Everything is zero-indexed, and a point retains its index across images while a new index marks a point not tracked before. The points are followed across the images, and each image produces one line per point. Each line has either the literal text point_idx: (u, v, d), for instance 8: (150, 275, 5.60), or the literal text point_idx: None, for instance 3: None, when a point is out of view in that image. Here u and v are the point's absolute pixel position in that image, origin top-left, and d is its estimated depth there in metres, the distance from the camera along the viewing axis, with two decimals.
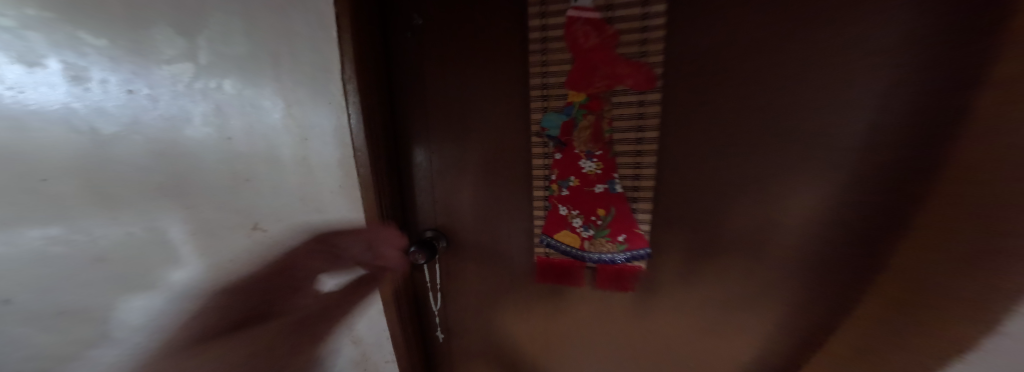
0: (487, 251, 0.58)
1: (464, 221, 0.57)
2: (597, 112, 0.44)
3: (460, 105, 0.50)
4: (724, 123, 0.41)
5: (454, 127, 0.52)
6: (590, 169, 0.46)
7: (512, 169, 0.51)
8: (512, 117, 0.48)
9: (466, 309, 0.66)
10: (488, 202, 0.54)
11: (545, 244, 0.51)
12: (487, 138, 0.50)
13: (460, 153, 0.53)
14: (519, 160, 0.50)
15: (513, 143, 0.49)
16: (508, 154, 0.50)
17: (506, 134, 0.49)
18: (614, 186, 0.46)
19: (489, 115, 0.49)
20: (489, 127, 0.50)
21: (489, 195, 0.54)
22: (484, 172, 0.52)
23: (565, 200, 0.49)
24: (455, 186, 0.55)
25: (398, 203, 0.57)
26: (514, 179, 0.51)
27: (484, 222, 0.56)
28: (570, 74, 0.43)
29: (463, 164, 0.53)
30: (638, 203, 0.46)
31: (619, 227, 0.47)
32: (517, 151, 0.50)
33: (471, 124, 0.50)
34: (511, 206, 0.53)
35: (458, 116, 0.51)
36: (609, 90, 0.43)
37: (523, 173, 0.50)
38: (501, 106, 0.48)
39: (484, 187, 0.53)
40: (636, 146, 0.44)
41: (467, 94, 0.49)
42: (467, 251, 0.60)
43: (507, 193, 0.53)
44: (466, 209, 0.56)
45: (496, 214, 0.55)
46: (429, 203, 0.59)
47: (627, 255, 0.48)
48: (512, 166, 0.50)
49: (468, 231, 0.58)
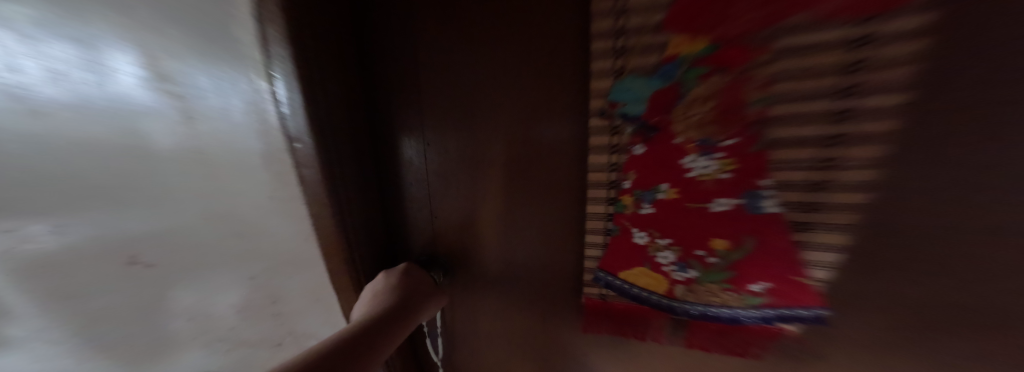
0: (511, 293, 0.38)
1: (472, 248, 0.38)
2: (743, 70, 0.18)
3: (452, 71, 0.30)
4: (939, 129, 0.16)
5: (448, 108, 0.31)
6: (704, 173, 0.22)
7: (545, 176, 0.30)
8: (541, 90, 0.27)
9: (479, 361, 0.47)
10: (503, 225, 0.35)
11: (602, 284, 0.31)
12: (498, 126, 0.30)
13: (462, 148, 0.32)
14: (556, 163, 0.29)
15: (543, 132, 0.29)
16: (534, 152, 0.30)
17: (530, 118, 0.29)
18: (761, 201, 0.21)
19: (501, 85, 0.29)
20: (503, 108, 0.29)
21: (506, 215, 0.34)
22: (497, 179, 0.32)
23: (649, 223, 0.24)
24: (455, 198, 0.35)
25: (376, 224, 0.37)
26: (545, 192, 0.31)
27: (499, 253, 0.36)
28: (672, 9, 0.19)
29: (466, 167, 0.33)
30: (817, 236, 0.21)
31: (761, 271, 0.23)
32: (553, 146, 0.29)
33: (484, 96, 0.30)
34: (538, 236, 0.33)
35: (456, 89, 0.30)
36: (775, 31, 0.17)
37: (562, 184, 0.30)
38: (521, 69, 0.27)
39: (504, 199, 0.33)
40: (858, 131, 0.17)
41: (463, 52, 0.29)
42: (475, 288, 0.41)
43: (546, 207, 0.32)
44: (478, 234, 0.36)
45: (518, 244, 0.35)
46: (420, 221, 0.39)
47: (780, 313, 0.25)
48: (543, 171, 0.30)
49: (476, 264, 0.39)
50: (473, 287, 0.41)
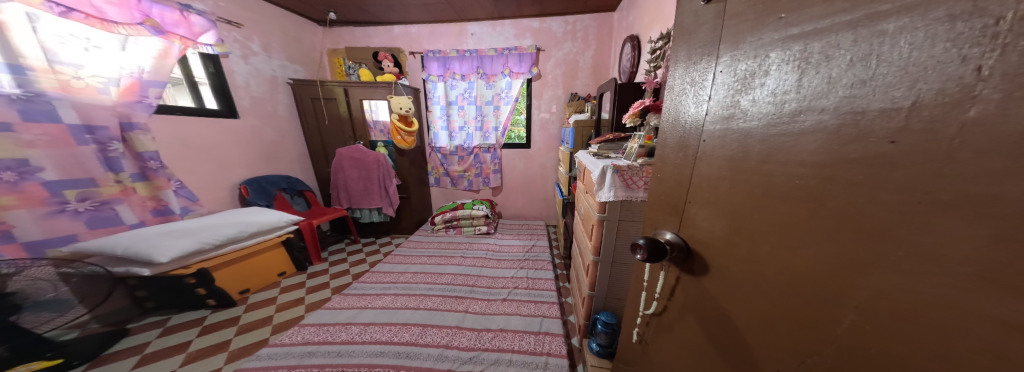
0: (720, 363, 0.21)
1: (698, 296, 0.22)
2: None
3: (726, 57, 0.19)
4: None
5: (771, 72, 0.16)
6: None
7: (933, 251, 0.10)
8: (961, 49, 0.09)
9: None
10: (765, 290, 0.17)
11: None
12: (808, 130, 0.15)
13: (724, 158, 0.19)
14: (976, 238, 0.09)
15: (922, 153, 0.10)
16: (886, 176, 0.12)
17: (894, 116, 0.11)
18: None
19: (830, 61, 0.14)
20: (928, 50, 0.10)
21: (770, 280, 0.17)
22: (777, 204, 0.16)
23: None
24: (690, 220, 0.23)
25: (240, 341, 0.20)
26: (906, 286, 0.11)
27: (748, 331, 0.19)
28: None
29: (743, 172, 0.18)
30: None
31: None
32: (995, 197, 0.08)
33: (892, 28, 0.11)
34: (837, 352, 0.14)
35: (814, 33, 0.14)
36: None
37: (947, 305, 0.10)
38: (910, 16, 0.11)
39: (834, 241, 0.14)
40: None
41: (751, 22, 0.18)
42: (691, 352, 0.24)
43: (918, 296, 0.11)
44: (733, 278, 0.19)
45: (788, 343, 0.16)
46: (650, 195, 0.28)
47: None
48: (914, 232, 0.11)
49: (697, 317, 0.23)
50: (684, 348, 0.24)
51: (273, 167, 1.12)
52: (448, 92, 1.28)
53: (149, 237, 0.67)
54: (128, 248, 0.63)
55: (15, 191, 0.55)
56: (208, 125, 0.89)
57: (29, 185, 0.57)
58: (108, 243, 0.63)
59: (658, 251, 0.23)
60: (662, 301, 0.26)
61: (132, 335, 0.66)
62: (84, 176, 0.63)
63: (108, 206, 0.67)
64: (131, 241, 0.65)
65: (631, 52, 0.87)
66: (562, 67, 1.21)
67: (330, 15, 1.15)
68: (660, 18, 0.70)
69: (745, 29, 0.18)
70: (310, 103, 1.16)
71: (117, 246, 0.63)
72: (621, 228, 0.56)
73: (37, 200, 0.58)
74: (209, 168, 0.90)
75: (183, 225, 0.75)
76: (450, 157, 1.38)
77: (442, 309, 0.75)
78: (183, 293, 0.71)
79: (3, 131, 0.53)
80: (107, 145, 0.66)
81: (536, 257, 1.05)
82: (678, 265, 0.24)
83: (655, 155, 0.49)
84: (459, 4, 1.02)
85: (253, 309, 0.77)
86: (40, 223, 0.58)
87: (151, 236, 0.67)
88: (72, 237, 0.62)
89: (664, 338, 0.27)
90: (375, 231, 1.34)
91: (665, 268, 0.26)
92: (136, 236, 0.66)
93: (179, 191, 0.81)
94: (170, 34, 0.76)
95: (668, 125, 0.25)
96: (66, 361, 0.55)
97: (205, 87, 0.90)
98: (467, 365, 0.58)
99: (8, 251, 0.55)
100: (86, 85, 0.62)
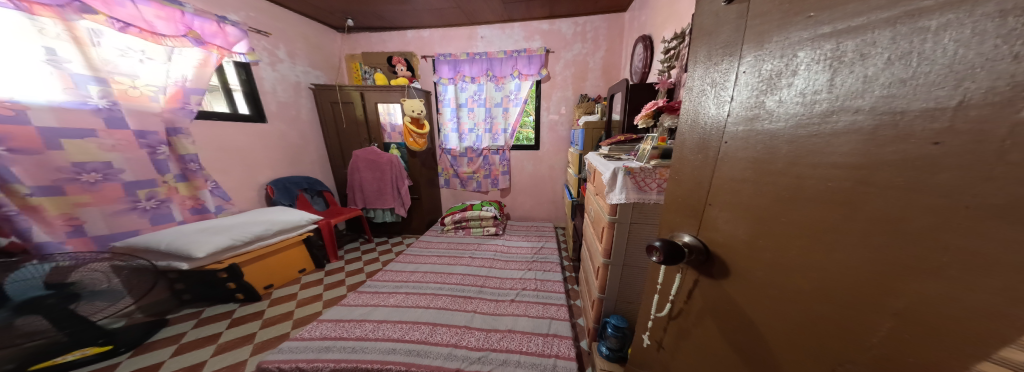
0: (741, 366, 0.21)
1: (717, 300, 0.22)
2: None
3: (752, 56, 0.19)
4: None
5: (803, 69, 0.16)
6: None
7: (982, 256, 0.10)
8: (1011, 47, 0.09)
9: None
10: (790, 295, 0.17)
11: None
12: (842, 130, 0.14)
13: (748, 159, 0.19)
14: None
15: (972, 156, 0.10)
16: (930, 178, 0.11)
17: (939, 116, 0.11)
18: None
19: (866, 60, 0.14)
20: (978, 47, 0.10)
21: (798, 285, 0.17)
22: (808, 205, 0.16)
23: None
24: (710, 222, 0.23)
25: None
26: (952, 294, 0.11)
27: (769, 335, 0.19)
28: None
29: (769, 174, 0.18)
30: None
31: None
32: None
33: (934, 25, 0.11)
34: (870, 358, 0.14)
35: (849, 32, 0.14)
36: None
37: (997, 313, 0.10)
38: (953, 12, 0.10)
39: (874, 244, 0.13)
40: None
41: (777, 22, 0.17)
42: (709, 356, 0.23)
43: (966, 304, 0.10)
44: (756, 281, 0.19)
45: (818, 348, 0.16)
46: (666, 196, 0.28)
47: None
48: (958, 237, 0.10)
49: (717, 320, 0.22)
50: (702, 351, 0.24)
51: (296, 168, 1.17)
52: (459, 94, 1.30)
53: (187, 234, 0.71)
54: (168, 243, 0.67)
55: (91, 190, 0.61)
56: (239, 128, 0.94)
57: (108, 185, 0.63)
58: (148, 239, 0.68)
59: (676, 253, 0.23)
60: (678, 303, 0.26)
61: (171, 325, 0.71)
62: (147, 177, 0.69)
63: (166, 204, 0.73)
64: (171, 236, 0.69)
65: (644, 52, 0.86)
66: (572, 69, 1.20)
67: (348, 22, 1.19)
68: (673, 18, 0.69)
69: (773, 28, 0.18)
70: (329, 107, 1.20)
71: (158, 242, 0.68)
72: (633, 231, 0.55)
73: (111, 199, 0.64)
74: (240, 169, 0.95)
75: (216, 223, 0.80)
76: (460, 158, 1.40)
77: (452, 309, 0.76)
78: (215, 286, 0.76)
79: (89, 136, 0.60)
80: (155, 149, 0.70)
81: (545, 258, 1.05)
82: (696, 268, 0.24)
83: (668, 157, 0.49)
84: (471, 8, 1.03)
85: (276, 304, 0.81)
86: (108, 220, 0.63)
87: (187, 233, 0.72)
88: (134, 232, 0.68)
89: (681, 343, 0.27)
90: (389, 230, 1.37)
91: (684, 271, 0.25)
92: (175, 232, 0.71)
93: (214, 191, 0.86)
94: (209, 44, 0.82)
95: (687, 126, 0.25)
96: (115, 348, 0.60)
97: (239, 93, 0.95)
98: (476, 365, 0.59)
99: (76, 244, 0.60)
100: (141, 93, 0.68)
